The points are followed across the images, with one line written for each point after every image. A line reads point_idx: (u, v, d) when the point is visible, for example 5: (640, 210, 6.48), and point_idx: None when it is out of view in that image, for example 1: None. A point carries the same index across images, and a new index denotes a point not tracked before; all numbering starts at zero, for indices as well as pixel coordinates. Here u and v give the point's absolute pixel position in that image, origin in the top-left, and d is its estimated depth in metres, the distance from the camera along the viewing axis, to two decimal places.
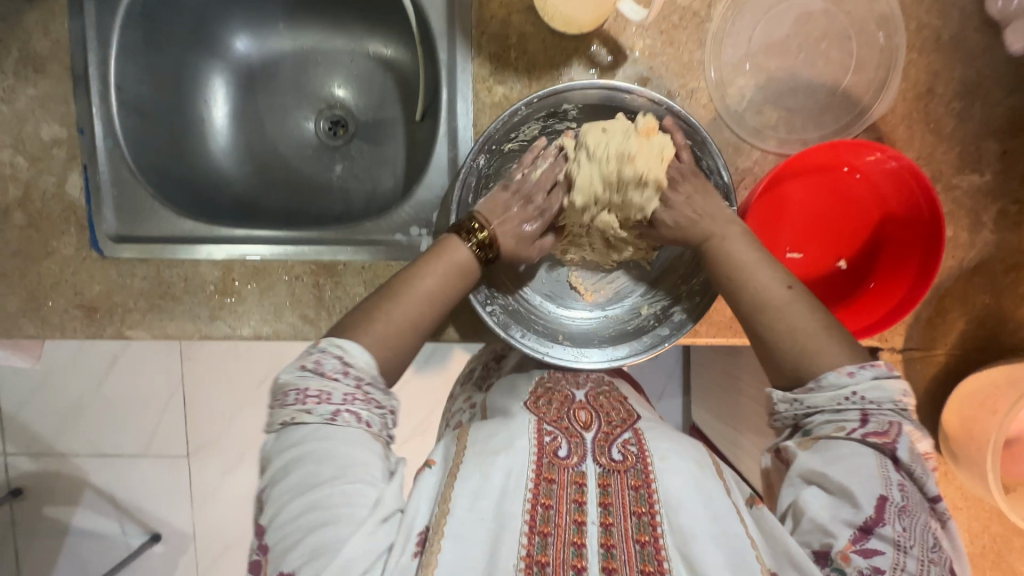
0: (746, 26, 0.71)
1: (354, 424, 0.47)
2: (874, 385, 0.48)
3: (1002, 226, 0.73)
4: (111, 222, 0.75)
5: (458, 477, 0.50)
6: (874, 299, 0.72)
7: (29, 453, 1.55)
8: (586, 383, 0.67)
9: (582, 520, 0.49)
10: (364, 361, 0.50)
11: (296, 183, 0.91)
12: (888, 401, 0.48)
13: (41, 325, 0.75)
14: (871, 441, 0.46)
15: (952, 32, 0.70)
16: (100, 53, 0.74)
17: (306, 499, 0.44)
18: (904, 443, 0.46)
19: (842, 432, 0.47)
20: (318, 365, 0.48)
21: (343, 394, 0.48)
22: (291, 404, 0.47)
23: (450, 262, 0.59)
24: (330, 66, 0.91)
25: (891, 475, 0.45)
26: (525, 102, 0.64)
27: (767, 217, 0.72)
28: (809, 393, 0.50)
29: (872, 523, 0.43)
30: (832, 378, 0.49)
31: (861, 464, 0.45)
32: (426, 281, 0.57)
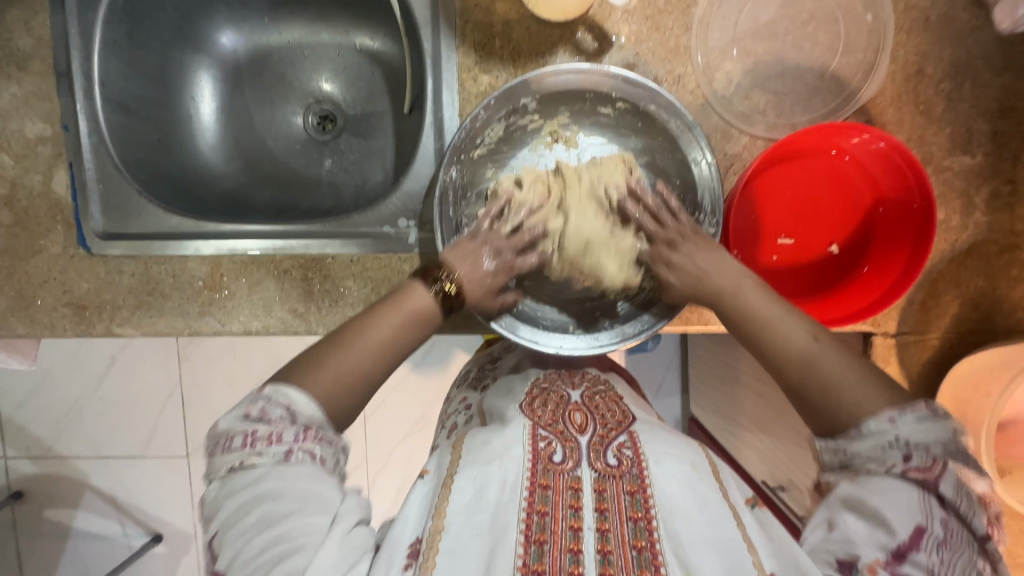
0: (732, 10, 0.71)
1: (309, 461, 0.44)
2: (916, 424, 0.43)
3: (995, 207, 0.72)
4: (98, 219, 0.74)
5: (452, 488, 0.49)
6: (869, 283, 0.71)
7: (28, 456, 1.56)
8: (581, 383, 0.64)
9: (579, 526, 0.47)
10: (309, 406, 0.46)
11: (285, 179, 0.90)
12: (939, 444, 0.42)
13: (31, 324, 0.75)
14: (913, 477, 0.42)
15: (940, 12, 0.69)
16: (82, 49, 0.74)
17: (267, 537, 0.41)
18: (951, 480, 0.41)
19: (883, 468, 0.43)
20: (262, 413, 0.45)
21: (293, 435, 0.44)
22: (237, 449, 0.43)
23: (407, 311, 0.54)
24: (317, 60, 0.91)
25: (935, 512, 0.41)
26: (483, 105, 0.65)
27: (758, 202, 0.72)
28: (850, 440, 0.45)
29: (907, 549, 0.40)
30: (873, 425, 0.44)
31: (904, 499, 0.41)
32: (380, 332, 0.52)
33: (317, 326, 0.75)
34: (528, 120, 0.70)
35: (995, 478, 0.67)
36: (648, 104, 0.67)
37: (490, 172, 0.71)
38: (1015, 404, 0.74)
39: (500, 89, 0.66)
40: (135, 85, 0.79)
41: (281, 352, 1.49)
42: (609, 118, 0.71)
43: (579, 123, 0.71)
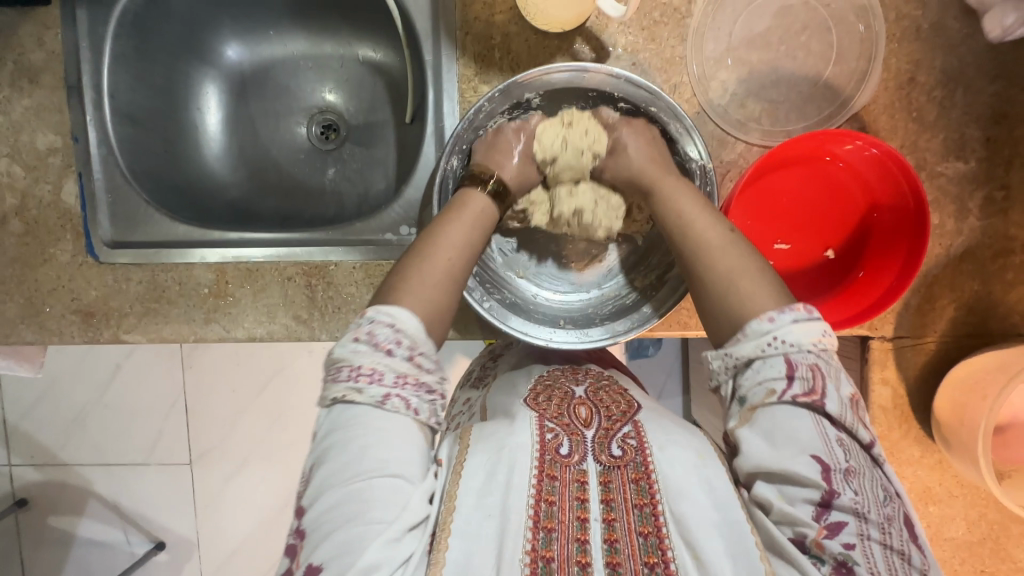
0: (726, 21, 0.72)
1: (404, 410, 0.47)
2: (793, 328, 0.47)
3: (989, 212, 0.73)
4: (106, 229, 0.76)
5: (464, 473, 0.50)
6: (865, 287, 0.72)
7: (33, 463, 1.57)
8: (585, 379, 0.66)
9: (586, 516, 0.48)
10: (413, 326, 0.50)
11: (289, 187, 0.92)
12: (808, 343, 0.47)
13: (39, 331, 0.77)
14: (801, 400, 0.45)
15: (931, 22, 0.70)
16: (92, 62, 0.75)
17: (345, 490, 0.43)
18: (831, 393, 0.45)
19: (774, 396, 0.46)
20: (372, 337, 0.48)
21: (395, 377, 0.47)
22: (344, 381, 0.47)
23: (471, 211, 0.61)
24: (320, 72, 0.93)
25: (828, 432, 0.45)
26: (487, 98, 0.65)
27: (754, 209, 0.73)
28: (736, 346, 0.49)
29: (828, 497, 0.43)
30: (754, 326, 0.49)
31: (797, 426, 0.44)
32: (449, 230, 0.59)
33: (320, 332, 0.76)
34: (534, 116, 0.72)
35: (992, 480, 0.67)
36: (650, 107, 0.67)
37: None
38: (1010, 406, 0.75)
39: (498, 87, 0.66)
40: (143, 96, 0.81)
41: (284, 358, 1.50)
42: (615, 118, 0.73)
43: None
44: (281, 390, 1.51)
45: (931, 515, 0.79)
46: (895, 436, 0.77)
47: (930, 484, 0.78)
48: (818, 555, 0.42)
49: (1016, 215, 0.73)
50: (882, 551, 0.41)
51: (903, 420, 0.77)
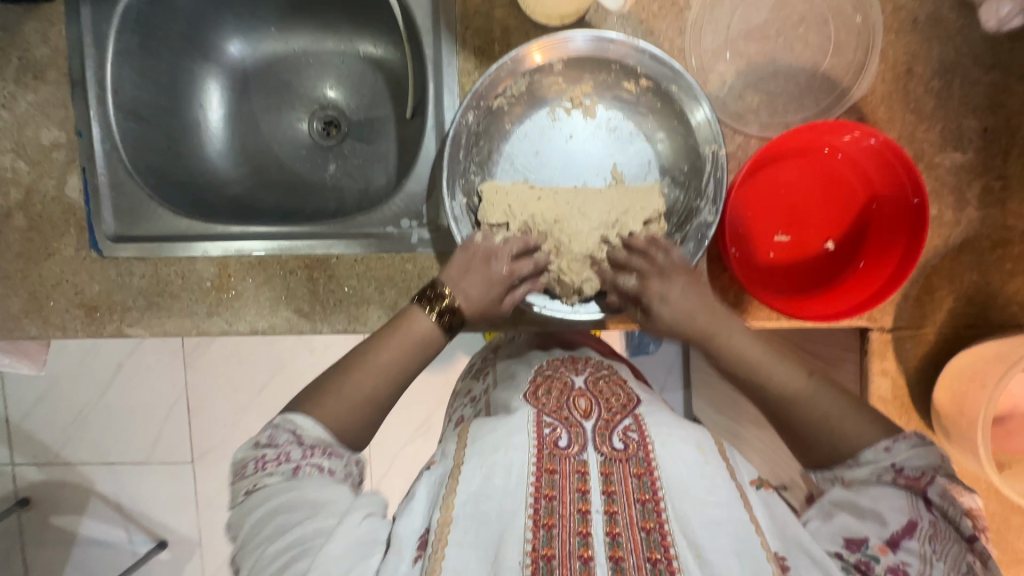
0: (724, 13, 0.73)
1: (318, 472, 0.48)
2: (906, 452, 0.49)
3: (987, 203, 0.73)
4: (109, 223, 0.77)
5: (460, 479, 0.49)
6: (865, 278, 0.72)
7: (36, 462, 1.57)
8: (585, 369, 0.65)
9: (587, 508, 0.48)
10: (316, 430, 0.51)
11: (290, 183, 0.92)
12: (931, 469, 0.48)
13: (43, 325, 0.77)
14: (903, 484, 0.48)
15: (927, 13, 0.71)
16: (96, 58, 0.76)
17: (280, 547, 0.44)
18: (936, 486, 0.47)
19: (876, 477, 0.49)
20: (271, 440, 0.49)
21: (301, 451, 0.49)
22: (249, 473, 0.47)
23: (408, 332, 0.58)
24: (322, 68, 0.93)
25: (923, 514, 0.47)
26: (512, 55, 0.66)
27: (753, 200, 0.74)
28: (847, 470, 0.51)
29: (899, 536, 0.46)
30: (868, 454, 0.50)
31: (895, 500, 0.47)
32: (382, 353, 0.56)
33: (322, 325, 0.77)
34: (552, 81, 0.72)
35: (992, 470, 0.67)
36: (669, 85, 0.69)
37: (507, 128, 0.74)
38: (1010, 396, 0.75)
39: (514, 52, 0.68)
40: (146, 92, 0.82)
41: (286, 356, 1.51)
42: (631, 95, 0.73)
43: (600, 93, 0.73)
44: (282, 388, 1.52)
45: None
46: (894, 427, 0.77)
47: None
48: (874, 554, 0.46)
49: (1014, 205, 0.73)
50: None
51: (903, 411, 0.77)
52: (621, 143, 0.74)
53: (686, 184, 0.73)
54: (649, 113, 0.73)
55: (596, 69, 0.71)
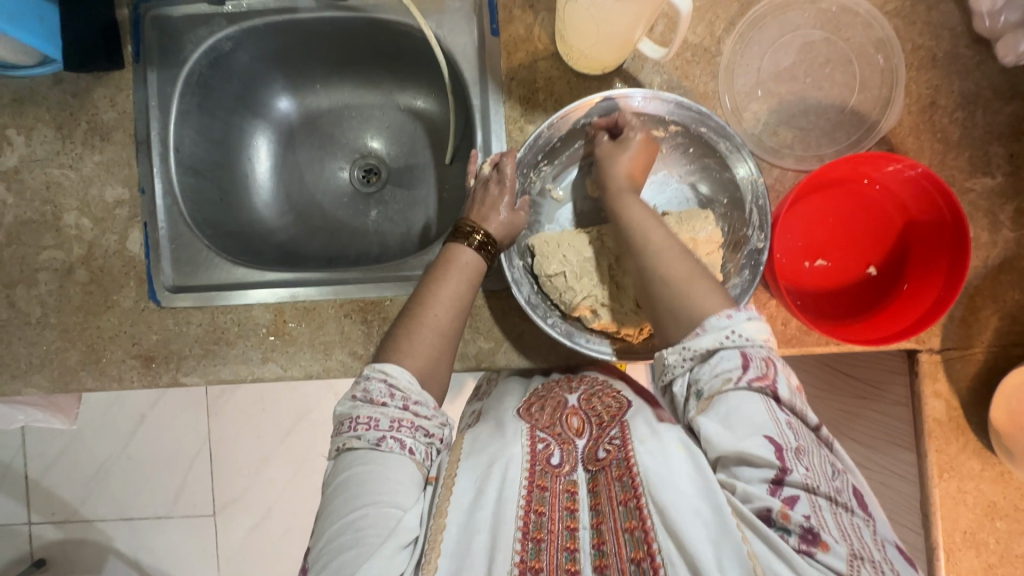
0: (754, 57, 0.78)
1: (398, 449, 0.53)
2: (744, 325, 0.53)
3: (1021, 224, 0.76)
4: (168, 274, 0.79)
5: (453, 488, 0.50)
6: (910, 301, 0.73)
7: (54, 520, 1.53)
8: (579, 387, 0.64)
9: (574, 525, 0.49)
10: (406, 380, 0.57)
11: (334, 229, 0.96)
12: (759, 341, 0.53)
13: (100, 377, 0.78)
14: (756, 385, 0.49)
15: (945, 50, 0.75)
16: (161, 119, 0.80)
17: (346, 522, 0.48)
18: (781, 380, 0.50)
19: (730, 382, 0.50)
20: (367, 393, 0.55)
21: (390, 420, 0.54)
22: (344, 431, 0.54)
23: (460, 265, 0.66)
24: (364, 120, 0.98)
25: (778, 415, 0.48)
26: (546, 125, 0.70)
27: (801, 228, 0.77)
28: (696, 338, 0.54)
29: (782, 474, 0.45)
30: (713, 322, 0.54)
31: (752, 411, 0.48)
32: (445, 286, 0.63)
33: None
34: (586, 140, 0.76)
35: None
36: (698, 126, 0.71)
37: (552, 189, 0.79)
38: None
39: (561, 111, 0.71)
40: (202, 149, 0.86)
41: (311, 401, 1.50)
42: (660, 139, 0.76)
43: None
44: (307, 434, 1.50)
45: (998, 530, 0.77)
46: (952, 450, 0.77)
47: (994, 498, 0.77)
48: (784, 527, 0.43)
49: None
50: (834, 517, 0.43)
51: (959, 433, 0.77)
52: (658, 185, 0.78)
53: (729, 216, 0.75)
54: (671, 156, 0.77)
55: (628, 122, 0.74)
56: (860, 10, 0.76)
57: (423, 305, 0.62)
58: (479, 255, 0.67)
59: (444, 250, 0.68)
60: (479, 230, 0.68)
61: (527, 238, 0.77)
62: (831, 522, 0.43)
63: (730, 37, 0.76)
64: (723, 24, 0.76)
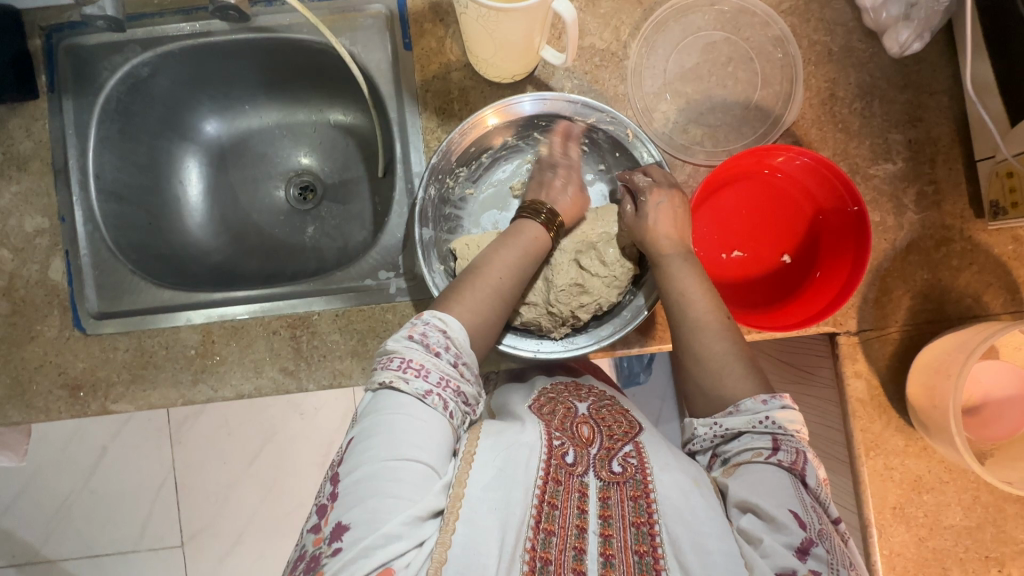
0: (660, 60, 0.81)
1: (441, 408, 0.52)
2: (779, 413, 0.54)
3: (924, 206, 0.79)
4: (93, 301, 0.79)
5: (472, 466, 0.50)
6: (822, 286, 0.75)
7: (15, 563, 1.45)
8: (588, 396, 0.67)
9: (584, 526, 0.49)
10: (460, 335, 0.56)
11: (271, 247, 0.96)
12: (794, 429, 0.53)
13: (26, 410, 0.77)
14: (786, 467, 0.51)
15: (840, 44, 0.79)
16: (79, 147, 0.81)
17: (382, 467, 0.47)
18: (810, 470, 0.51)
19: (760, 457, 0.52)
20: (424, 337, 0.54)
21: (439, 376, 0.53)
22: (394, 367, 0.52)
23: (526, 238, 0.69)
24: (295, 138, 0.99)
25: (805, 496, 0.49)
26: (457, 131, 0.70)
27: (714, 222, 0.79)
28: (727, 417, 0.56)
29: (808, 545, 0.45)
30: (748, 404, 0.55)
31: (778, 484, 0.49)
32: (511, 253, 0.67)
33: (307, 381, 0.77)
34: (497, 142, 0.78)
35: (971, 458, 0.69)
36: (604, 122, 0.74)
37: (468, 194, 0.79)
38: (978, 384, 0.79)
39: (468, 119, 0.72)
40: (126, 174, 0.86)
41: (274, 424, 1.47)
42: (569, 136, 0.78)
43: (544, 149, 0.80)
44: (274, 458, 1.46)
45: (926, 504, 0.79)
46: (877, 428, 0.79)
47: (920, 472, 0.79)
48: None
49: (948, 206, 0.79)
50: None
51: (881, 411, 0.79)
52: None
53: None
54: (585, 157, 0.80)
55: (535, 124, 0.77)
56: (757, 10, 0.80)
57: (488, 265, 0.65)
58: (546, 230, 0.71)
59: (514, 224, 0.71)
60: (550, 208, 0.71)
61: (448, 243, 0.77)
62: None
63: (635, 41, 0.79)
64: (628, 30, 0.79)
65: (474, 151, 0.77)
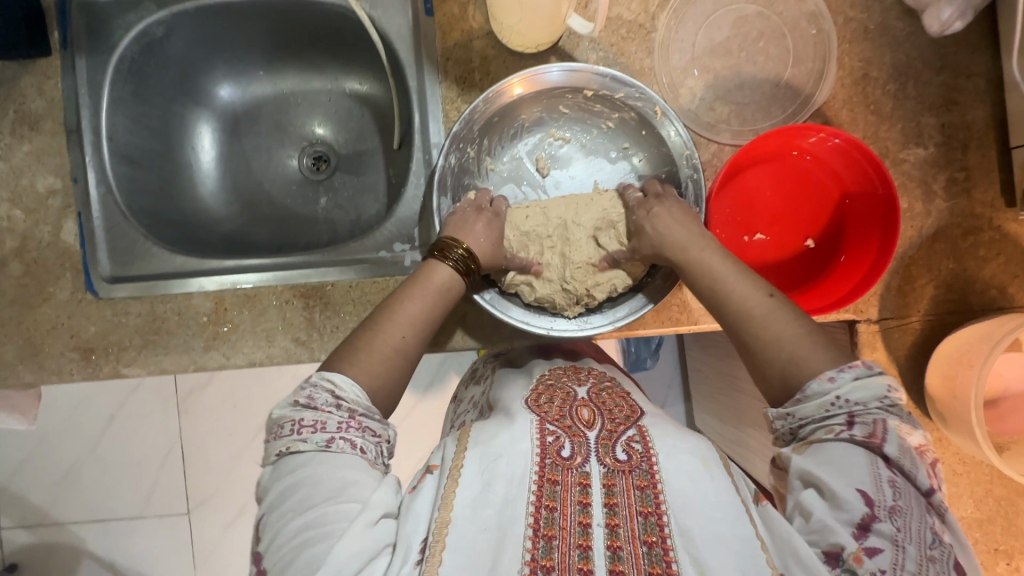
0: (689, 33, 0.78)
1: (349, 450, 0.49)
2: (855, 385, 0.48)
3: (953, 193, 0.77)
4: (105, 265, 0.78)
5: (459, 483, 0.49)
6: (849, 270, 0.74)
7: (25, 525, 1.46)
8: (587, 379, 0.66)
9: (588, 521, 0.48)
10: (353, 391, 0.52)
11: (284, 218, 0.95)
12: (873, 400, 0.48)
13: (38, 371, 0.76)
14: (864, 442, 0.47)
15: (876, 22, 0.76)
16: (92, 107, 0.79)
17: (302, 520, 0.45)
18: (893, 439, 0.46)
19: (831, 435, 0.48)
20: (310, 400, 0.50)
21: (338, 423, 0.50)
22: (285, 435, 0.49)
23: (432, 284, 0.62)
24: (310, 106, 0.97)
25: (882, 472, 0.46)
26: (481, 98, 0.69)
27: (738, 203, 0.77)
28: (797, 405, 0.50)
29: (869, 521, 0.43)
30: (815, 386, 0.50)
31: (852, 462, 0.46)
32: (414, 304, 0.60)
33: (319, 352, 0.77)
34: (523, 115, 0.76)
35: (991, 450, 0.68)
36: (633, 97, 0.72)
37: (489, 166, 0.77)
38: (999, 377, 0.77)
39: (493, 88, 0.71)
40: (139, 137, 0.85)
41: (281, 396, 1.47)
42: (597, 112, 0.76)
43: (570, 126, 0.78)
44: None
45: None
46: None
47: None
48: (852, 568, 0.42)
49: (979, 193, 0.77)
50: None
51: (898, 400, 0.78)
52: (596, 162, 0.78)
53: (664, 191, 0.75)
54: (611, 136, 0.77)
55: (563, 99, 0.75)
56: None
57: (392, 319, 0.59)
58: (458, 273, 0.65)
59: (422, 267, 0.65)
60: (462, 246, 0.65)
61: None
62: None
63: (664, 12, 0.76)
64: (657, 0, 0.76)
65: (497, 122, 0.75)
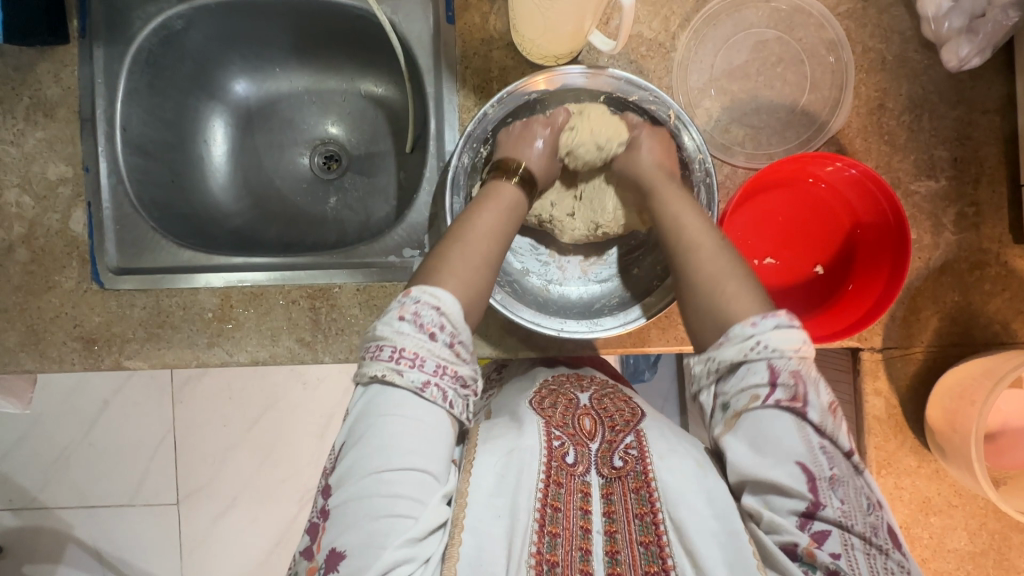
0: (708, 54, 0.78)
1: (439, 399, 0.50)
2: (773, 336, 0.49)
3: (962, 226, 0.77)
4: (113, 256, 0.78)
5: (473, 471, 0.53)
6: (852, 300, 0.74)
7: (11, 508, 1.45)
8: (590, 387, 0.67)
9: (588, 527, 0.52)
10: (454, 310, 0.52)
11: (293, 216, 0.94)
12: (790, 350, 0.49)
13: (39, 358, 0.76)
14: (786, 406, 0.48)
15: (894, 53, 0.77)
16: (107, 97, 0.79)
17: (377, 479, 0.46)
18: (811, 400, 0.48)
19: (756, 402, 0.48)
20: (416, 317, 0.51)
21: (435, 365, 0.50)
22: (385, 360, 0.50)
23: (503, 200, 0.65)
24: (324, 105, 0.97)
25: (812, 440, 0.47)
26: (495, 101, 0.68)
27: (750, 226, 0.77)
28: (719, 349, 0.52)
29: (813, 509, 0.45)
30: (736, 331, 0.51)
31: (783, 435, 0.47)
32: (484, 217, 0.62)
33: (323, 354, 0.77)
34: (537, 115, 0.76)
35: (988, 486, 0.69)
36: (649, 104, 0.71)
37: None
38: (999, 412, 0.78)
39: (507, 87, 0.70)
40: (152, 129, 0.84)
41: (278, 391, 1.47)
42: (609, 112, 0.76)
43: None
44: (274, 426, 1.46)
45: (932, 526, 0.79)
46: (890, 447, 0.79)
47: (928, 494, 0.79)
48: (809, 563, 0.44)
49: (988, 228, 0.77)
50: (866, 558, 0.44)
51: (897, 431, 0.79)
52: None
53: None
54: None
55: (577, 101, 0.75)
56: (812, 11, 0.77)
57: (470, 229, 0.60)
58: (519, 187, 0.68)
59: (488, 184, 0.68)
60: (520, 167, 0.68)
61: None
62: (861, 561, 0.44)
63: (684, 33, 0.76)
64: (678, 20, 0.76)
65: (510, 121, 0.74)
